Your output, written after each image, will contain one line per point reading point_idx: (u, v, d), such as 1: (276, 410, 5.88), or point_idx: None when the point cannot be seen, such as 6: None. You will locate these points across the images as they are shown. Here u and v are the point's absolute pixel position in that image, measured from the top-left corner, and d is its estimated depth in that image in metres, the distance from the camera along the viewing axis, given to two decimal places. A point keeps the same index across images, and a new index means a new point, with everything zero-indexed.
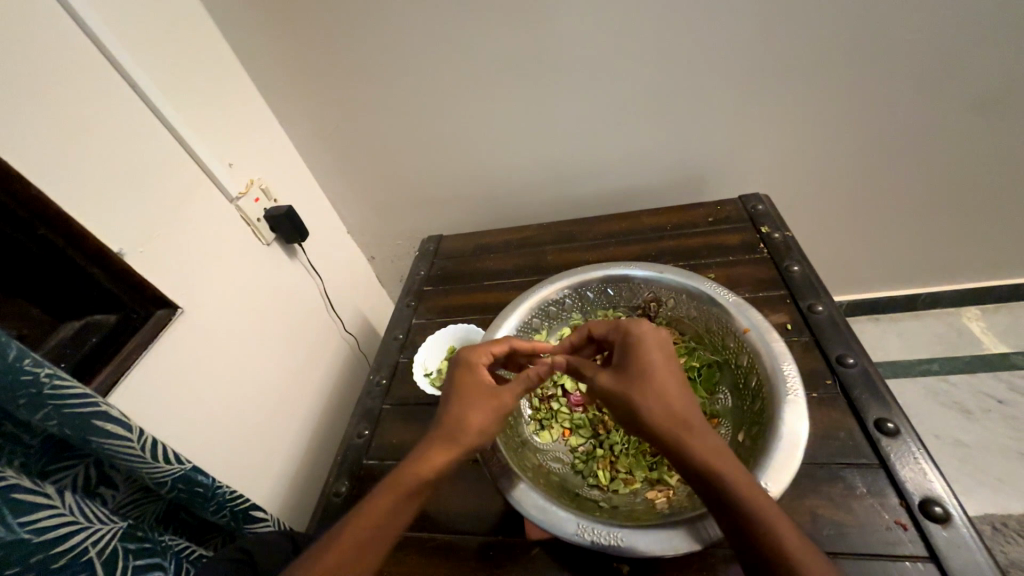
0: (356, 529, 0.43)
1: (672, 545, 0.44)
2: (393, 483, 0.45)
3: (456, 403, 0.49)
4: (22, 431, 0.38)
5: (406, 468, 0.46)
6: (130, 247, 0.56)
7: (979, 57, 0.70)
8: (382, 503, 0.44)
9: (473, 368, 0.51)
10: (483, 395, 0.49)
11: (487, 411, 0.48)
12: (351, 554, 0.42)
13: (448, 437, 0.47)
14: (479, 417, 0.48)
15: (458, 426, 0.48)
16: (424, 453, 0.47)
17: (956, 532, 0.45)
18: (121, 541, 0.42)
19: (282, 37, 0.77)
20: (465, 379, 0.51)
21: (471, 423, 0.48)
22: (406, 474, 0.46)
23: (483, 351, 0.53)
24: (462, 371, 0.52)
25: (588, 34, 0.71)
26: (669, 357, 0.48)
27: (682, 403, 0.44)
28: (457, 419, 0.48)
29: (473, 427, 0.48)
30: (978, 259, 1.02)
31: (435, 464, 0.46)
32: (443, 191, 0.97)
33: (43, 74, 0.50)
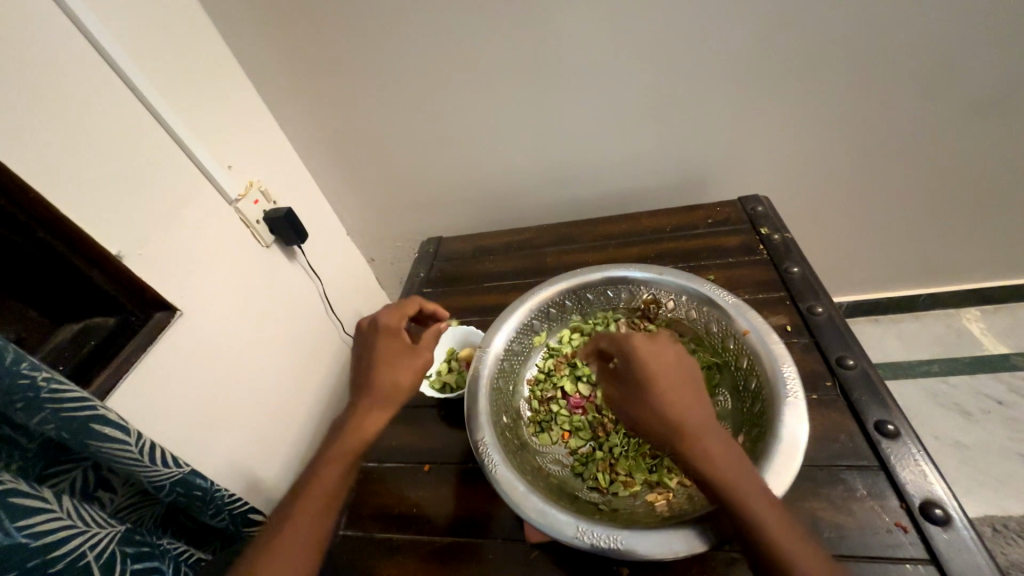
0: (312, 497, 0.46)
1: (672, 548, 0.44)
2: (340, 449, 0.49)
3: (383, 367, 0.52)
4: (21, 436, 0.38)
5: (350, 434, 0.49)
6: (129, 250, 0.56)
7: (978, 58, 0.70)
8: (332, 472, 0.48)
9: (392, 333, 0.56)
10: (405, 352, 0.54)
11: (413, 369, 0.53)
12: (309, 520, 0.45)
13: (381, 400, 0.51)
14: (404, 374, 0.52)
15: (390, 385, 0.52)
16: (361, 415, 0.50)
17: (955, 534, 0.45)
18: (118, 545, 0.42)
19: (280, 39, 0.77)
20: (385, 343, 0.55)
21: (401, 379, 0.52)
22: (349, 433, 0.49)
23: (395, 318, 0.58)
24: (380, 336, 0.55)
25: (588, 36, 0.71)
26: (676, 367, 0.46)
27: (690, 415, 0.43)
28: (387, 380, 0.52)
29: (404, 383, 0.52)
30: (977, 260, 1.02)
31: (375, 425, 0.50)
32: (442, 193, 0.97)
33: (42, 77, 0.50)
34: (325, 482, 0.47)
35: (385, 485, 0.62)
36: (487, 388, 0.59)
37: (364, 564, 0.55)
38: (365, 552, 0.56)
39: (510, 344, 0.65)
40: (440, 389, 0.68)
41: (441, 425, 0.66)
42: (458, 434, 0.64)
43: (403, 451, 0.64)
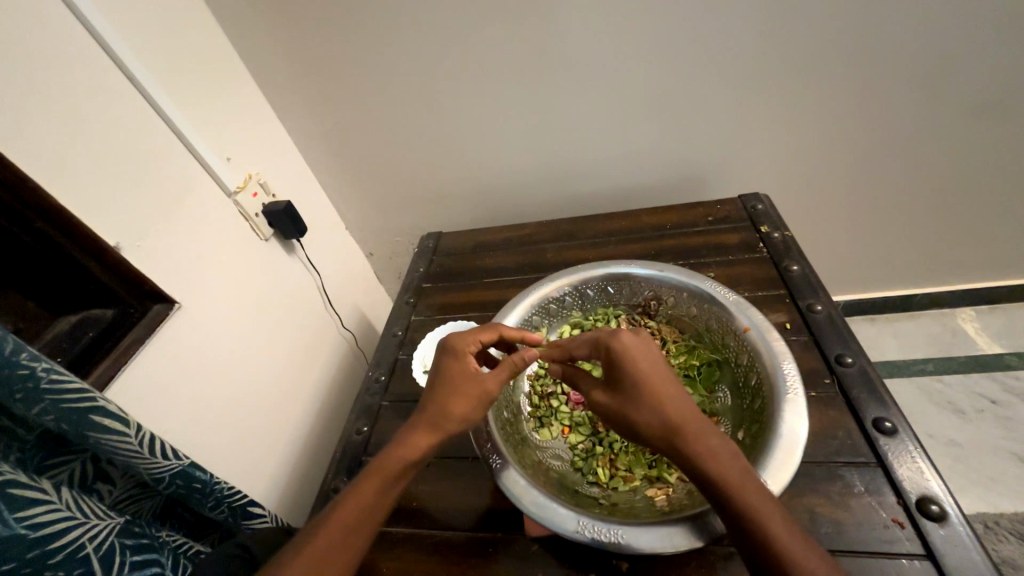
0: (345, 513, 0.45)
1: (673, 543, 0.44)
2: (381, 466, 0.47)
3: (439, 391, 0.50)
4: (19, 427, 0.38)
5: (392, 452, 0.47)
6: (127, 241, 0.55)
7: (977, 60, 0.70)
8: (368, 487, 0.46)
9: (458, 356, 0.51)
10: (468, 382, 0.50)
11: (469, 402, 0.49)
12: (340, 537, 0.44)
13: (430, 427, 0.48)
14: (459, 407, 0.49)
15: (441, 415, 0.48)
16: (408, 434, 0.48)
17: (951, 530, 0.45)
18: (118, 536, 0.42)
19: (281, 33, 0.76)
20: (449, 366, 0.51)
21: (453, 411, 0.48)
22: (393, 450, 0.47)
23: (471, 337, 0.53)
24: (447, 357, 0.52)
25: (591, 32, 0.71)
26: (663, 363, 0.47)
27: (679, 406, 0.44)
28: (440, 407, 0.49)
29: (455, 415, 0.48)
30: (973, 261, 1.03)
31: (417, 447, 0.47)
32: (442, 188, 0.97)
33: (38, 64, 0.49)
34: (362, 496, 0.46)
35: None
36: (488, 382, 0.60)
37: (364, 558, 0.55)
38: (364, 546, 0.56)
39: None
40: None
41: None
42: (458, 429, 0.64)
43: None
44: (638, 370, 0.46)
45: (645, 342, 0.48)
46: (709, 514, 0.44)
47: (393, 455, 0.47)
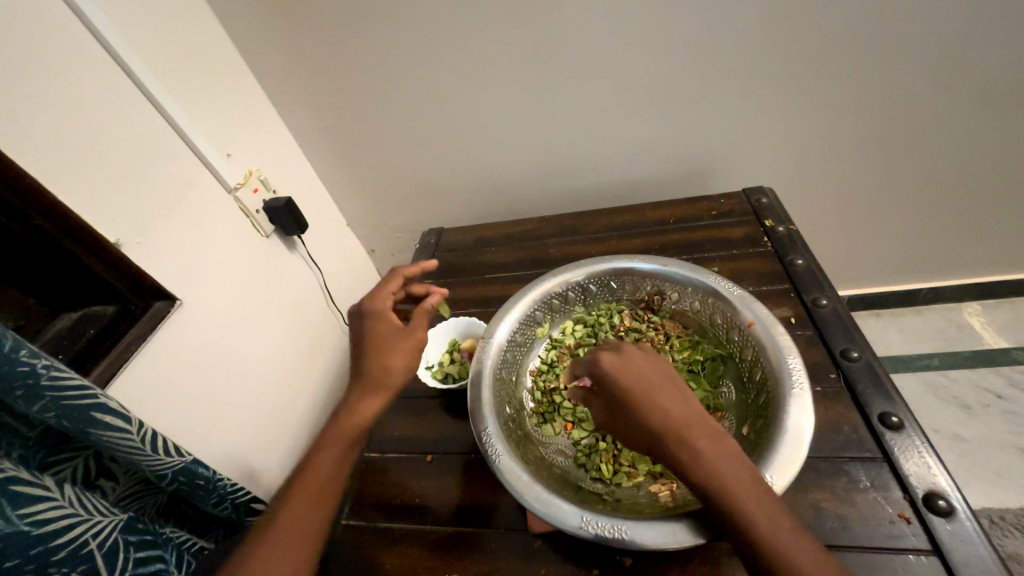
0: (308, 482, 0.46)
1: (675, 538, 0.44)
2: (338, 434, 0.48)
3: (375, 352, 0.51)
4: (21, 425, 0.38)
5: (346, 419, 0.49)
6: (127, 238, 0.55)
7: (987, 51, 0.69)
8: (328, 454, 0.47)
9: (380, 317, 0.54)
10: (396, 336, 0.52)
11: (405, 350, 0.52)
12: (306, 505, 0.45)
13: (372, 386, 0.50)
14: (398, 356, 0.51)
15: (381, 369, 0.50)
16: (356, 400, 0.49)
17: (958, 525, 0.45)
18: (121, 533, 0.42)
19: (280, 28, 0.76)
20: (376, 328, 0.53)
21: (392, 365, 0.50)
22: (346, 417, 0.49)
23: (382, 300, 0.56)
24: (368, 321, 0.54)
25: (594, 25, 0.70)
26: (655, 378, 0.44)
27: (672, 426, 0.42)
28: (379, 365, 0.50)
29: (396, 367, 0.51)
30: (979, 255, 1.02)
31: (369, 411, 0.49)
32: (443, 184, 0.96)
33: (36, 59, 0.48)
34: (322, 465, 0.47)
35: (388, 475, 0.62)
36: (490, 378, 0.59)
37: (367, 554, 0.55)
38: (367, 542, 0.56)
39: (513, 335, 0.64)
40: (442, 379, 0.68)
41: (443, 415, 0.66)
42: (461, 425, 0.64)
43: (405, 441, 0.64)
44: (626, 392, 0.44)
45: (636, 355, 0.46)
46: None
47: (347, 423, 0.48)
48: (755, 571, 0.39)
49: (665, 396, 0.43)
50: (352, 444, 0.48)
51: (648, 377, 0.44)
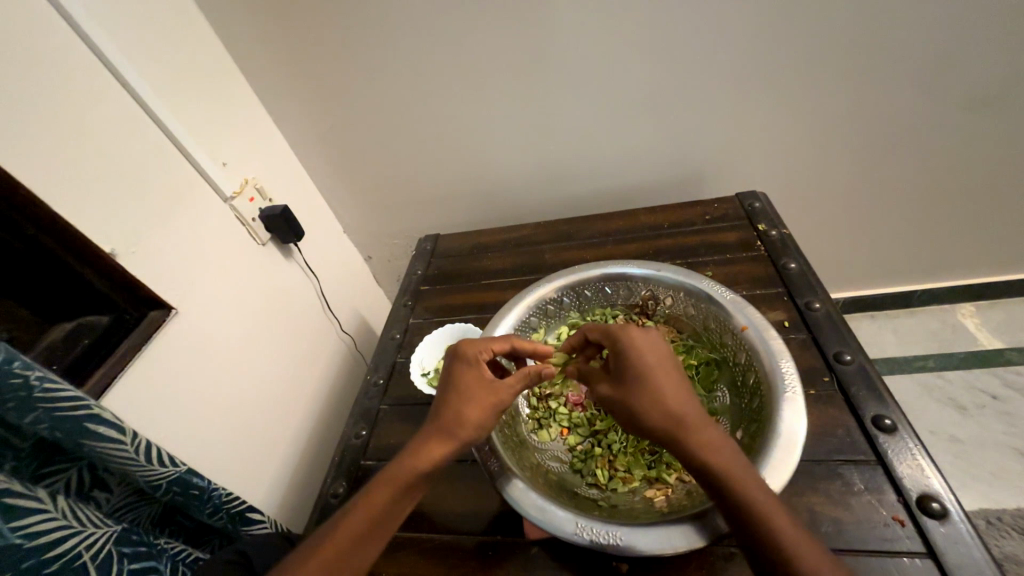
0: (357, 517, 0.45)
1: (672, 544, 0.44)
2: (393, 473, 0.46)
3: (454, 396, 0.49)
4: (14, 436, 0.38)
5: (407, 458, 0.47)
6: (122, 247, 0.55)
7: (973, 54, 0.70)
8: (382, 493, 0.45)
9: (473, 364, 0.51)
10: (482, 390, 0.49)
11: (484, 408, 0.48)
12: (351, 543, 0.44)
13: (441, 433, 0.47)
14: (475, 411, 0.48)
15: (455, 419, 0.48)
16: (422, 443, 0.48)
17: (952, 527, 0.45)
18: (115, 544, 0.42)
19: (276, 37, 0.76)
20: (465, 373, 0.51)
21: (467, 417, 0.48)
22: (407, 459, 0.47)
23: (482, 346, 0.53)
24: (463, 364, 0.51)
25: (586, 31, 0.71)
26: (671, 358, 0.48)
27: (682, 403, 0.44)
28: (453, 414, 0.48)
29: (470, 421, 0.48)
30: (972, 257, 1.02)
31: (430, 457, 0.47)
32: (439, 190, 0.97)
33: (29, 69, 0.49)
34: (373, 503, 0.45)
35: None
36: None
37: None
38: None
39: None
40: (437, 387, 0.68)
41: None
42: None
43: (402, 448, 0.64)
44: (646, 361, 0.46)
45: (650, 340, 0.49)
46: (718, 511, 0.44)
47: (405, 465, 0.46)
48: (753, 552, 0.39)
49: (670, 380, 0.45)
50: (407, 489, 0.46)
51: (657, 362, 0.47)
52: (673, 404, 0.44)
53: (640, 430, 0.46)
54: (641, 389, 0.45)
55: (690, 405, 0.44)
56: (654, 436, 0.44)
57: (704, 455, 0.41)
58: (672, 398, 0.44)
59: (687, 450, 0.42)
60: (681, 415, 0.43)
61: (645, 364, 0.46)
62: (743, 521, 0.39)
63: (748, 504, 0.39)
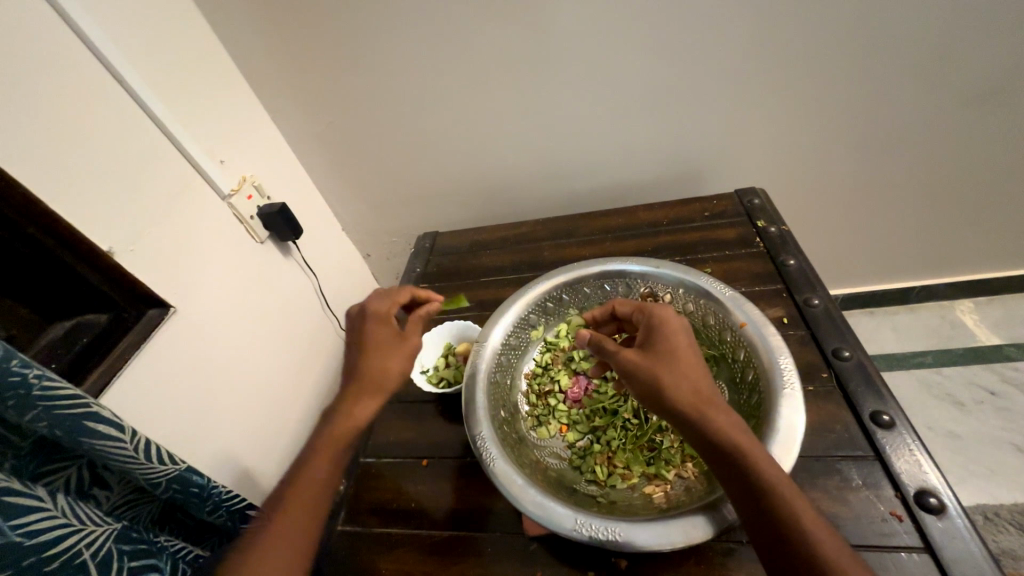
0: (301, 489, 0.46)
1: (670, 539, 0.44)
2: (331, 437, 0.48)
3: (373, 354, 0.53)
4: (14, 434, 0.38)
5: (339, 422, 0.49)
6: (120, 245, 0.55)
7: (972, 51, 0.70)
8: (322, 461, 0.47)
9: (382, 320, 0.56)
10: (393, 339, 0.55)
11: (401, 355, 0.54)
12: (299, 521, 0.44)
13: (368, 386, 0.51)
14: (393, 360, 0.53)
15: (378, 371, 0.52)
16: (348, 400, 0.50)
17: (949, 522, 0.45)
18: (115, 542, 0.42)
19: (274, 34, 0.76)
20: (374, 328, 0.55)
21: (391, 366, 0.53)
22: (337, 420, 0.49)
23: (388, 303, 0.59)
24: (369, 322, 0.56)
25: (585, 29, 0.71)
26: (696, 341, 0.50)
27: (706, 381, 0.46)
28: (376, 367, 0.52)
29: (394, 369, 0.53)
30: (971, 253, 1.02)
31: (363, 413, 0.50)
32: (438, 187, 0.96)
33: (26, 68, 0.48)
34: (314, 473, 0.46)
35: (384, 480, 0.62)
36: (485, 382, 0.60)
37: (364, 559, 0.55)
38: (364, 547, 0.56)
39: (508, 338, 0.65)
40: (436, 384, 0.68)
41: (438, 420, 0.66)
42: (457, 429, 0.64)
43: (402, 446, 0.64)
44: (674, 339, 0.48)
45: (679, 321, 0.51)
46: (713, 508, 0.45)
47: (341, 424, 0.49)
48: (761, 532, 0.39)
49: (694, 360, 0.47)
50: (344, 451, 0.48)
51: (685, 341, 0.49)
52: (696, 381, 0.45)
53: (656, 401, 0.46)
54: (669, 363, 0.47)
55: (710, 386, 0.46)
56: (671, 408, 0.45)
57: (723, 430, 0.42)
58: (696, 376, 0.46)
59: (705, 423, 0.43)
60: (703, 392, 0.45)
61: (674, 341, 0.48)
62: (755, 497, 0.40)
63: (760, 482, 0.40)
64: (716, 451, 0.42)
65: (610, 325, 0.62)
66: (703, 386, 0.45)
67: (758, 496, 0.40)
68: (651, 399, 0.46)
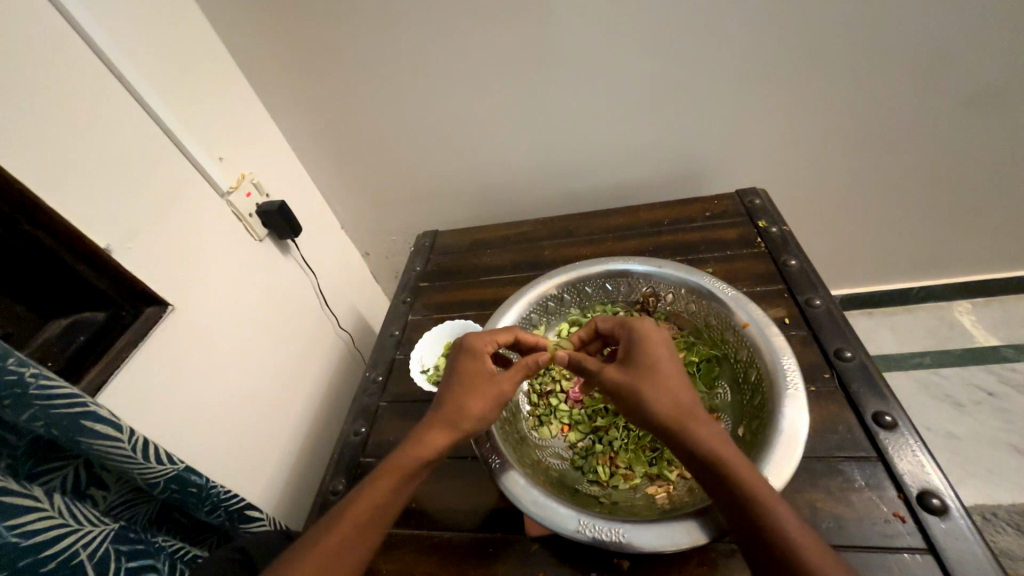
0: (360, 509, 0.44)
1: (673, 540, 0.44)
2: (398, 461, 0.46)
3: (459, 391, 0.50)
4: (9, 433, 0.37)
5: (406, 450, 0.47)
6: (117, 243, 0.54)
7: (975, 52, 0.70)
8: (387, 482, 0.45)
9: (476, 356, 0.52)
10: (485, 381, 0.51)
11: (486, 401, 0.50)
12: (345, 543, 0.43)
13: (445, 422, 0.48)
14: (476, 403, 0.49)
15: (457, 411, 0.49)
16: (424, 433, 0.48)
17: (953, 523, 0.45)
18: (112, 543, 0.41)
19: (274, 31, 0.75)
20: (466, 365, 0.52)
21: (471, 409, 0.49)
22: (406, 448, 0.47)
23: (487, 339, 0.54)
24: (465, 358, 0.53)
25: (587, 28, 0.70)
26: (677, 354, 0.49)
27: (687, 393, 0.46)
28: (456, 405, 0.49)
29: (473, 412, 0.49)
30: (970, 255, 1.03)
31: (433, 445, 0.47)
32: (438, 185, 0.96)
33: (24, 63, 0.48)
34: (376, 495, 0.45)
35: None
36: None
37: None
38: None
39: None
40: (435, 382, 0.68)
41: None
42: None
43: None
44: (655, 354, 0.48)
45: (659, 335, 0.51)
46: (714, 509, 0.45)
47: (406, 452, 0.47)
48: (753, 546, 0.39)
49: (676, 373, 0.47)
50: (411, 478, 0.46)
51: (665, 355, 0.49)
52: (679, 396, 0.45)
53: (642, 417, 0.46)
54: (649, 378, 0.47)
55: (693, 400, 0.45)
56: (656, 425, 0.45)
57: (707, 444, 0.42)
58: (678, 390, 0.45)
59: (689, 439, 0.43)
60: (687, 407, 0.44)
61: (654, 355, 0.48)
62: (744, 511, 0.39)
63: (749, 495, 0.40)
64: (702, 467, 0.42)
65: (597, 344, 0.60)
66: (685, 400, 0.45)
67: (748, 510, 0.39)
68: (634, 416, 0.46)
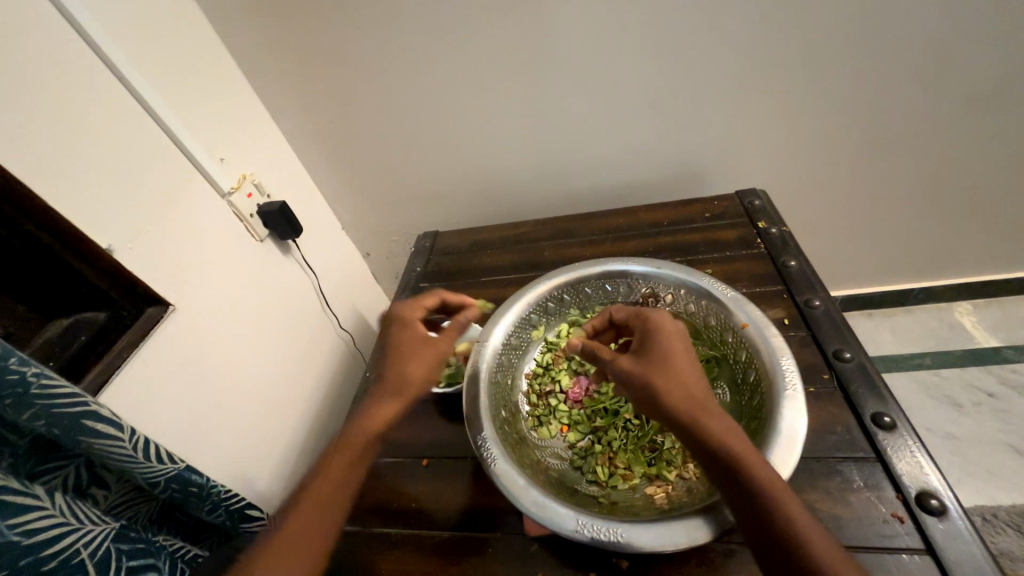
0: (322, 485, 0.48)
1: (673, 540, 0.44)
2: (356, 434, 0.52)
3: (398, 360, 0.57)
4: (10, 433, 0.37)
5: (359, 424, 0.52)
6: (118, 243, 0.55)
7: (974, 54, 0.70)
8: (343, 456, 0.50)
9: (406, 326, 0.60)
10: (420, 346, 0.58)
11: (424, 362, 0.57)
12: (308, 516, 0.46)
13: (394, 389, 0.55)
14: (416, 365, 0.56)
15: (400, 376, 0.55)
16: (376, 403, 0.54)
17: (951, 524, 0.45)
18: (114, 542, 0.41)
19: (276, 33, 0.76)
20: (400, 335, 0.59)
21: (416, 373, 0.56)
22: (365, 421, 0.52)
23: (414, 307, 0.62)
24: (397, 328, 0.60)
25: (587, 29, 0.71)
26: (690, 347, 0.50)
27: (699, 385, 0.46)
28: (399, 371, 0.56)
29: (414, 375, 0.55)
30: (970, 256, 1.03)
31: (387, 413, 0.53)
32: (439, 186, 0.96)
33: (27, 65, 0.48)
34: (336, 471, 0.49)
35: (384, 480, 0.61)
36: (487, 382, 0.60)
37: (363, 559, 0.55)
38: (363, 547, 0.56)
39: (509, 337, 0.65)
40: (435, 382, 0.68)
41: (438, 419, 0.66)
42: (457, 429, 0.64)
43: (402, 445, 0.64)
44: (668, 345, 0.49)
45: (673, 328, 0.51)
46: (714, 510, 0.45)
47: (366, 424, 0.52)
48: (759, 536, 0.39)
49: (689, 365, 0.47)
50: (368, 448, 0.51)
51: (678, 346, 0.49)
52: (691, 387, 0.46)
53: (652, 406, 0.46)
54: (663, 368, 0.47)
55: (704, 391, 0.46)
56: (667, 414, 0.45)
57: (717, 436, 0.42)
58: (691, 381, 0.46)
59: (701, 429, 0.43)
60: (699, 398, 0.45)
61: (668, 347, 0.49)
62: (751, 502, 0.40)
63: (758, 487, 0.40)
64: (712, 457, 0.42)
65: (609, 335, 0.62)
66: (697, 391, 0.45)
67: (755, 502, 0.39)
68: (645, 404, 0.46)
